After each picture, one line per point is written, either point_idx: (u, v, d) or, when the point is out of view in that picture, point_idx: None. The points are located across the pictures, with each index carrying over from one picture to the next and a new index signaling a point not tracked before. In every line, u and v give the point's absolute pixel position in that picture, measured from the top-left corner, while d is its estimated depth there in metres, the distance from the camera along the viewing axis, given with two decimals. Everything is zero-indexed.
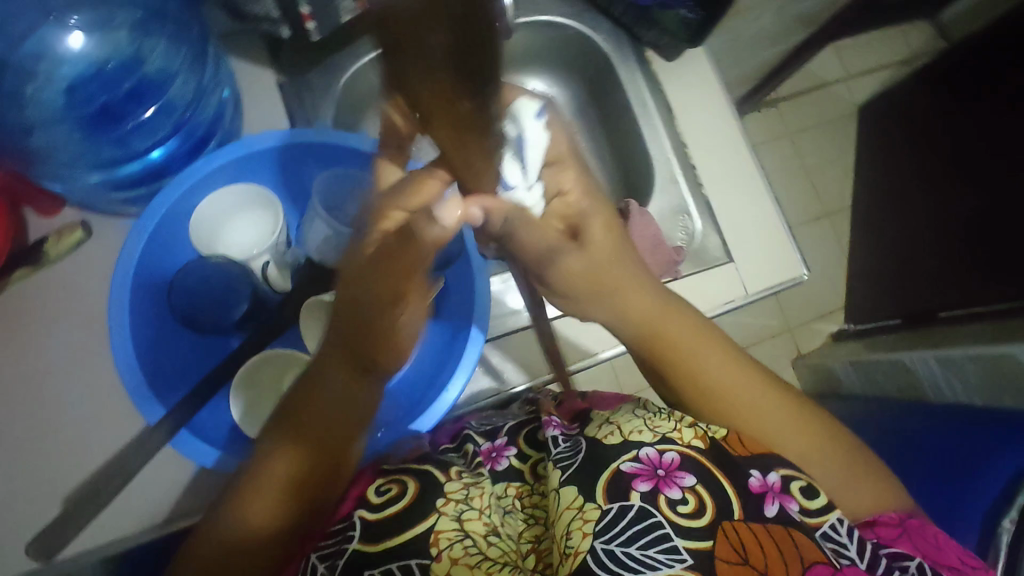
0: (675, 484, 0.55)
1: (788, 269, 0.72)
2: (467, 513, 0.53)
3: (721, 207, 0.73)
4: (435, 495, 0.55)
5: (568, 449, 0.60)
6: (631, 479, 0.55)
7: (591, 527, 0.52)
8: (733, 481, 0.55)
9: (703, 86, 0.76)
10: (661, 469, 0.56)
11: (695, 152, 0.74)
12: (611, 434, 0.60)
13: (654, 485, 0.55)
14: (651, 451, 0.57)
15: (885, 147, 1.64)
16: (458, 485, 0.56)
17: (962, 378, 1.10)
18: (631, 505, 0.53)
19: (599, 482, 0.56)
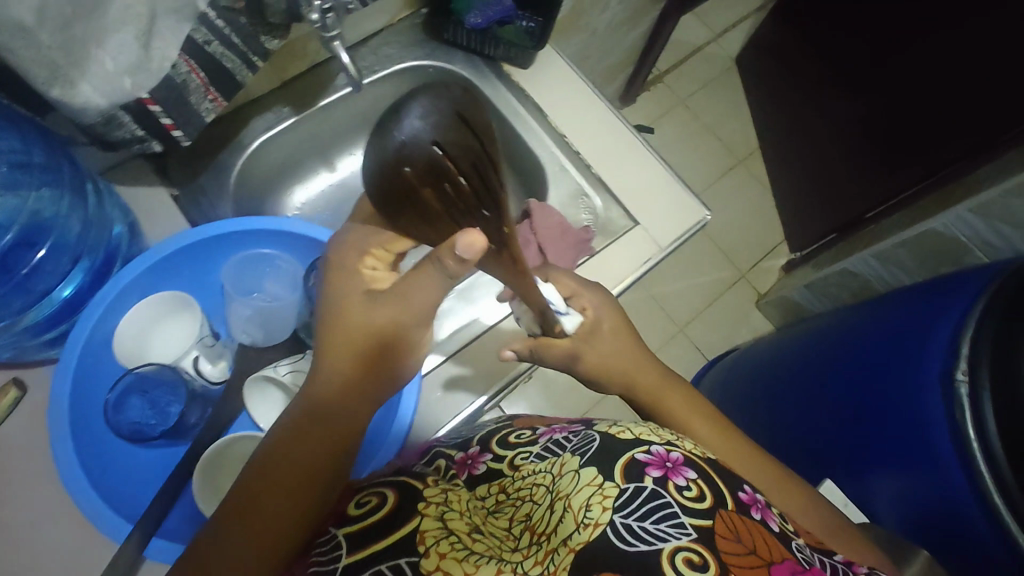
0: (683, 473, 0.56)
1: (692, 215, 0.76)
2: (448, 513, 0.48)
3: (613, 179, 0.77)
4: (416, 497, 0.49)
5: (579, 443, 0.62)
6: (645, 466, 0.56)
7: (610, 503, 0.53)
8: (729, 488, 0.55)
9: (562, 80, 0.82)
10: (669, 462, 0.56)
11: (574, 139, 0.79)
12: (623, 430, 0.61)
13: (664, 473, 0.55)
14: (661, 447, 0.58)
15: (769, 86, 1.75)
16: (434, 489, 0.52)
17: (901, 264, 1.17)
18: (645, 487, 0.54)
19: (615, 465, 0.56)
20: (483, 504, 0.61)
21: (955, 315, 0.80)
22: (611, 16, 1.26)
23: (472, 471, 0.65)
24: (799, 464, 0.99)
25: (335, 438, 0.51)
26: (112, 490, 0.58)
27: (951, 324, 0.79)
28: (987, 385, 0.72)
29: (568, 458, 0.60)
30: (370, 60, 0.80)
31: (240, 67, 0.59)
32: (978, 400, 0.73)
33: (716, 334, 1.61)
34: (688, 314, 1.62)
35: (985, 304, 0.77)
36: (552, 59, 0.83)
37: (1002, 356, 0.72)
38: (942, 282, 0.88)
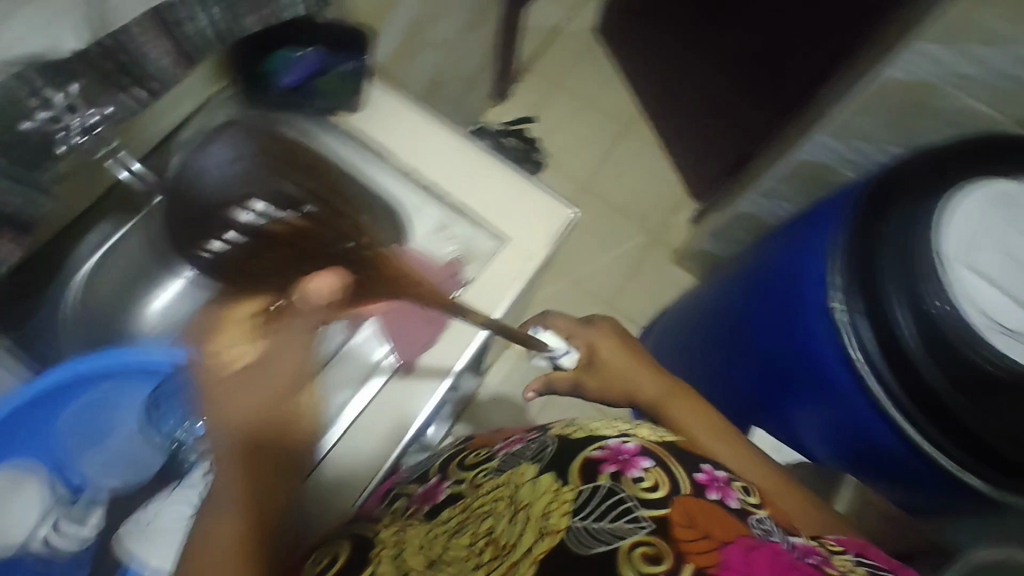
0: (636, 464, 0.54)
1: (557, 215, 0.74)
2: (400, 549, 0.57)
3: (469, 203, 0.75)
4: (369, 544, 0.59)
5: (537, 449, 0.63)
6: (598, 463, 0.55)
7: (570, 505, 0.51)
8: (687, 474, 0.56)
9: (396, 116, 0.79)
10: (624, 454, 0.57)
11: (420, 171, 0.76)
12: (580, 430, 0.64)
13: (618, 467, 0.54)
14: (614, 442, 0.59)
15: (632, 48, 1.76)
16: (389, 530, 0.61)
17: (786, 196, 1.18)
18: (602, 486, 0.52)
19: (572, 467, 0.56)
20: (446, 527, 0.57)
21: (830, 238, 0.78)
22: (452, 25, 1.23)
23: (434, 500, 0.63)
24: (732, 414, 0.99)
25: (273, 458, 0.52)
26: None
27: (828, 249, 0.77)
28: (859, 309, 0.73)
29: (528, 467, 0.60)
30: (182, 146, 0.75)
31: (17, 204, 0.55)
32: (858, 325, 0.72)
33: (644, 303, 1.61)
34: (612, 290, 1.62)
35: (850, 225, 0.77)
36: (380, 97, 0.80)
37: (870, 276, 0.72)
38: (821, 201, 0.86)
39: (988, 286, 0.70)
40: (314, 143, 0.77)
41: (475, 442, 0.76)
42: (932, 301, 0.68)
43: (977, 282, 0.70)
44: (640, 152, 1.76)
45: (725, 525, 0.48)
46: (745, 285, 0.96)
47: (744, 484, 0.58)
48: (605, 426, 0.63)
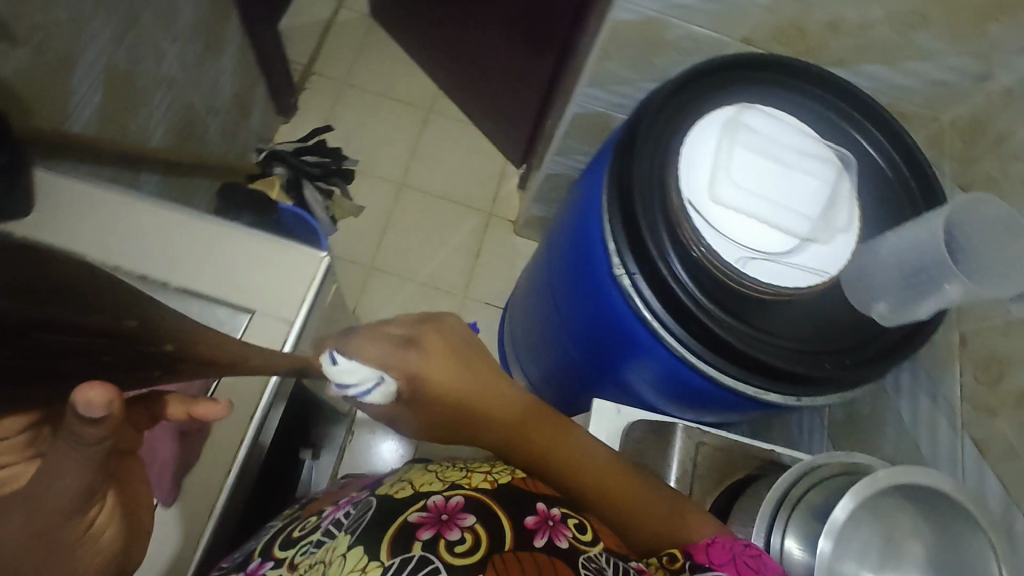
0: (456, 525, 0.52)
1: (307, 266, 0.67)
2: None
3: (199, 282, 0.65)
4: None
5: (357, 513, 0.58)
6: (417, 528, 0.52)
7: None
8: (512, 518, 0.54)
9: (81, 207, 0.66)
10: (445, 514, 0.53)
11: (129, 263, 0.64)
12: (425, 485, 0.62)
13: (436, 530, 0.51)
14: (438, 498, 0.56)
15: (410, 27, 1.67)
16: None
17: (578, 151, 1.17)
18: (415, 555, 0.49)
19: (385, 534, 0.52)
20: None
21: (599, 198, 0.74)
22: (178, 53, 1.10)
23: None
24: (579, 388, 0.98)
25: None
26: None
27: (599, 211, 0.74)
28: (637, 269, 0.70)
29: (342, 538, 0.54)
30: None
31: None
32: (637, 284, 0.70)
33: (495, 283, 1.56)
34: (460, 281, 1.56)
35: (609, 179, 0.73)
36: (62, 187, 0.67)
37: (633, 230, 0.69)
38: (593, 159, 0.83)
39: (746, 221, 0.70)
40: None
41: (304, 513, 0.67)
42: (691, 249, 0.67)
43: (730, 204, 0.70)
44: (449, 132, 1.69)
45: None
46: (554, 258, 0.93)
47: (579, 518, 0.58)
48: (433, 482, 0.61)
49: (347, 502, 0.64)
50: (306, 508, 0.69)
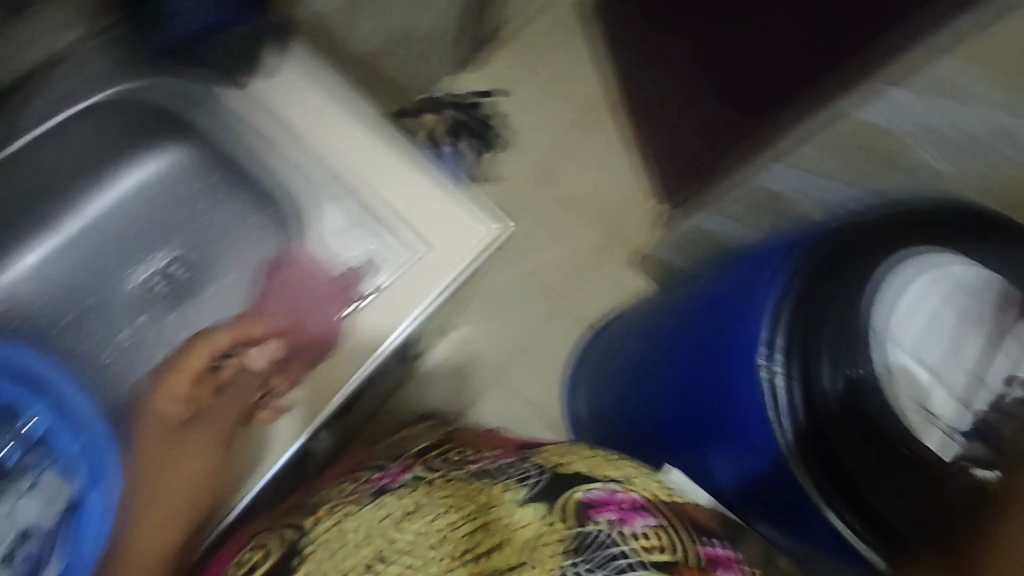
0: (637, 516, 0.57)
1: (480, 227, 0.81)
2: (357, 541, 0.59)
3: (397, 203, 0.84)
4: (305, 544, 0.62)
5: (525, 470, 0.67)
6: (596, 507, 0.57)
7: (568, 547, 0.54)
8: (692, 546, 0.57)
9: (332, 108, 0.86)
10: (625, 505, 0.58)
11: (350, 166, 0.85)
12: (601, 471, 0.65)
13: (618, 514, 0.57)
14: (616, 487, 0.61)
15: (613, 29, 1.58)
16: (327, 525, 0.63)
17: (743, 219, 1.18)
18: (599, 533, 0.55)
19: (560, 498, 0.59)
20: (399, 509, 0.63)
21: (774, 295, 0.74)
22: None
23: (386, 483, 0.69)
24: (641, 444, 0.97)
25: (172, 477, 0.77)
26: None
27: (767, 306, 0.73)
28: (796, 378, 0.70)
29: (513, 487, 0.63)
30: None
31: None
32: (793, 395, 0.70)
33: (588, 300, 1.54)
34: (557, 285, 1.54)
35: (800, 285, 0.73)
36: (337, 90, 0.86)
37: (812, 343, 0.70)
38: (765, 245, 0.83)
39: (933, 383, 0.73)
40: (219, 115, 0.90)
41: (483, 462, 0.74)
42: (856, 366, 0.68)
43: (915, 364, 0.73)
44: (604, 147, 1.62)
45: None
46: (670, 315, 0.91)
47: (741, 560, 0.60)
48: (611, 470, 0.65)
49: (505, 460, 0.73)
50: (467, 441, 0.90)
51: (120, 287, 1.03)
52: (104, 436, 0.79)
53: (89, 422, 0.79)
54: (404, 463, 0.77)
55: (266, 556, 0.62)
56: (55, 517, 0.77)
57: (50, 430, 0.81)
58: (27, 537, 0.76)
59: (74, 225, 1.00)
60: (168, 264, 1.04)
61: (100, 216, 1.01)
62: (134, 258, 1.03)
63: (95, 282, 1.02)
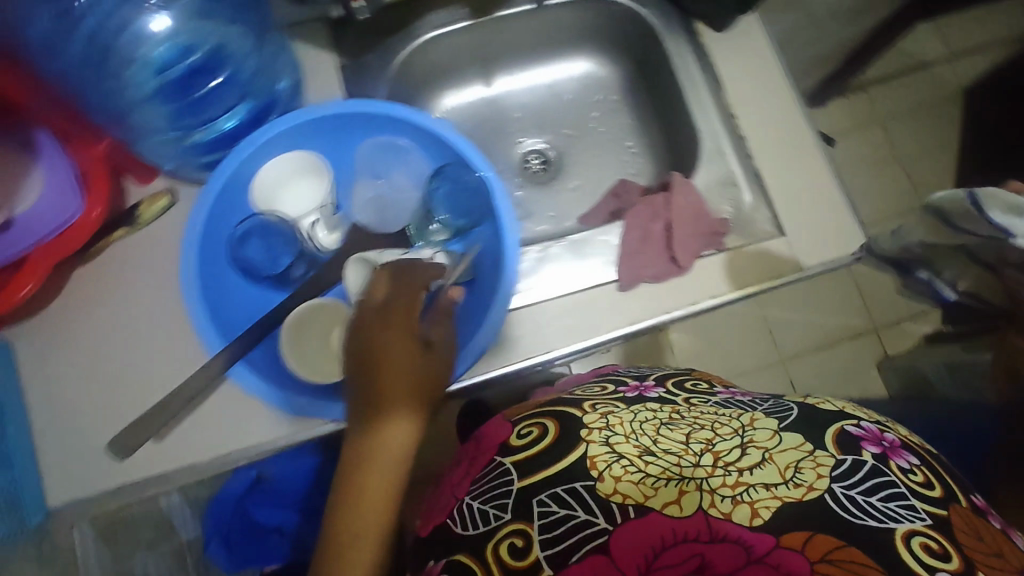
0: (905, 455, 0.47)
1: (846, 244, 0.66)
2: (614, 438, 0.52)
3: (773, 179, 0.69)
4: (577, 427, 0.53)
5: (773, 408, 0.54)
6: (860, 439, 0.48)
7: (828, 471, 0.46)
8: (963, 490, 0.47)
9: (755, 53, 0.72)
10: (887, 441, 0.48)
11: (743, 117, 0.71)
12: (825, 402, 0.54)
13: (884, 451, 0.47)
14: (872, 425, 0.50)
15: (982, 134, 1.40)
16: (595, 415, 0.54)
17: None
18: (864, 461, 0.46)
19: (825, 435, 0.49)
20: (655, 415, 0.54)
21: None
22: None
23: (642, 394, 0.58)
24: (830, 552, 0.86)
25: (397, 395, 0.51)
26: (226, 323, 0.56)
27: None
28: None
29: (761, 416, 0.53)
30: None
31: None
32: None
33: (824, 391, 1.24)
34: (804, 349, 1.25)
35: None
36: (756, 28, 0.72)
37: None
38: None
39: None
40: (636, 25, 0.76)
41: (699, 373, 0.66)
42: None
43: None
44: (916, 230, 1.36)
45: (1003, 550, 0.44)
46: None
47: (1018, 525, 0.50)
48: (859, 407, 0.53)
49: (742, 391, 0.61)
50: (704, 375, 0.66)
51: (501, 153, 0.85)
52: (497, 180, 0.56)
53: (482, 171, 0.55)
54: (641, 377, 0.63)
55: (543, 434, 0.54)
56: (454, 279, 0.59)
57: (440, 164, 0.60)
58: (433, 292, 0.58)
59: (479, 75, 0.83)
60: (547, 147, 0.85)
61: (501, 53, 0.82)
62: (459, 79, 0.82)
63: (486, 122, 0.85)
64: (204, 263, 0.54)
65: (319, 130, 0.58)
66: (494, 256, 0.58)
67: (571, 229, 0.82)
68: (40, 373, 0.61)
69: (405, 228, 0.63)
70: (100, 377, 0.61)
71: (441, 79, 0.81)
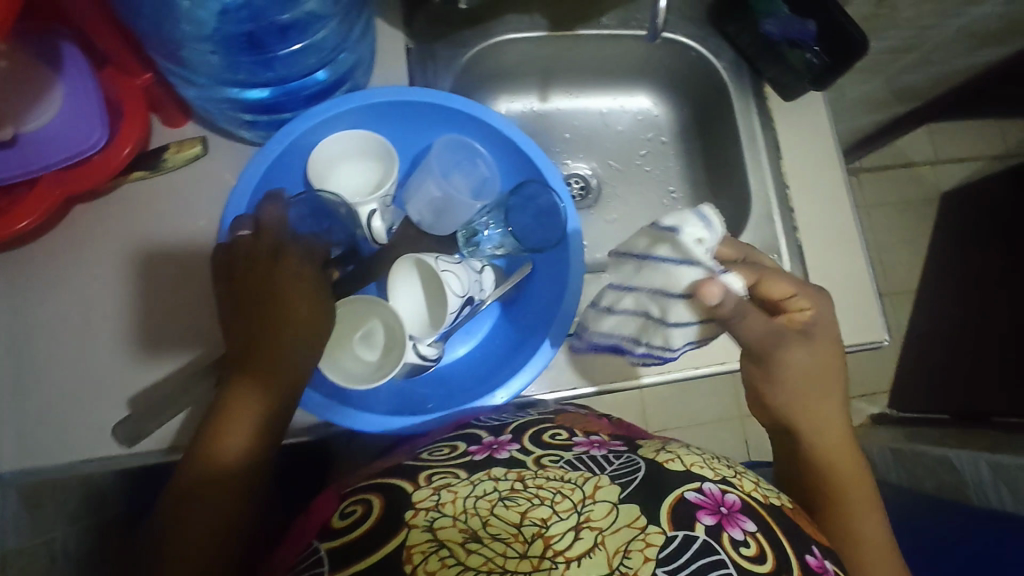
0: (738, 525, 0.46)
1: (869, 332, 0.69)
2: (440, 521, 0.44)
3: (812, 255, 0.70)
4: (403, 506, 0.46)
5: (624, 466, 0.50)
6: (697, 508, 0.47)
7: (655, 553, 0.44)
8: (794, 552, 0.47)
9: (815, 128, 0.74)
10: (725, 508, 0.47)
11: (795, 190, 0.72)
12: (673, 460, 0.52)
13: (718, 522, 0.46)
14: (714, 487, 0.49)
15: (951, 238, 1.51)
16: (426, 493, 0.47)
17: None
18: (696, 537, 0.45)
19: (664, 506, 0.46)
20: (496, 487, 0.47)
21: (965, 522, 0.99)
22: (863, 87, 1.13)
23: (492, 456, 0.50)
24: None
25: (278, 364, 0.46)
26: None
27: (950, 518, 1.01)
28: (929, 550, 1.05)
29: (606, 480, 0.49)
30: (628, 9, 0.72)
31: None
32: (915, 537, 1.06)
33: None
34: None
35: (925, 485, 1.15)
36: (818, 105, 0.74)
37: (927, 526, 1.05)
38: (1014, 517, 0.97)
39: None
40: (707, 74, 0.77)
41: (563, 417, 0.59)
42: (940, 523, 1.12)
43: None
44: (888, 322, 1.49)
45: None
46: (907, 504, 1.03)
47: None
48: (704, 466, 0.52)
49: (603, 437, 0.56)
50: (571, 419, 0.59)
51: None
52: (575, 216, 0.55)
53: (564, 201, 0.54)
54: (499, 426, 0.55)
55: (365, 514, 0.45)
56: (494, 296, 0.58)
57: (514, 182, 0.58)
58: (476, 303, 0.56)
59: (537, 88, 0.81)
60: (590, 175, 0.84)
61: (568, 71, 0.79)
62: (517, 86, 0.79)
63: (533, 136, 0.83)
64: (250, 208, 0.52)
65: (394, 116, 0.55)
66: (551, 285, 0.58)
67: (601, 262, 0.81)
68: (21, 315, 0.54)
69: (457, 233, 0.59)
70: (90, 330, 0.54)
71: (500, 82, 0.78)
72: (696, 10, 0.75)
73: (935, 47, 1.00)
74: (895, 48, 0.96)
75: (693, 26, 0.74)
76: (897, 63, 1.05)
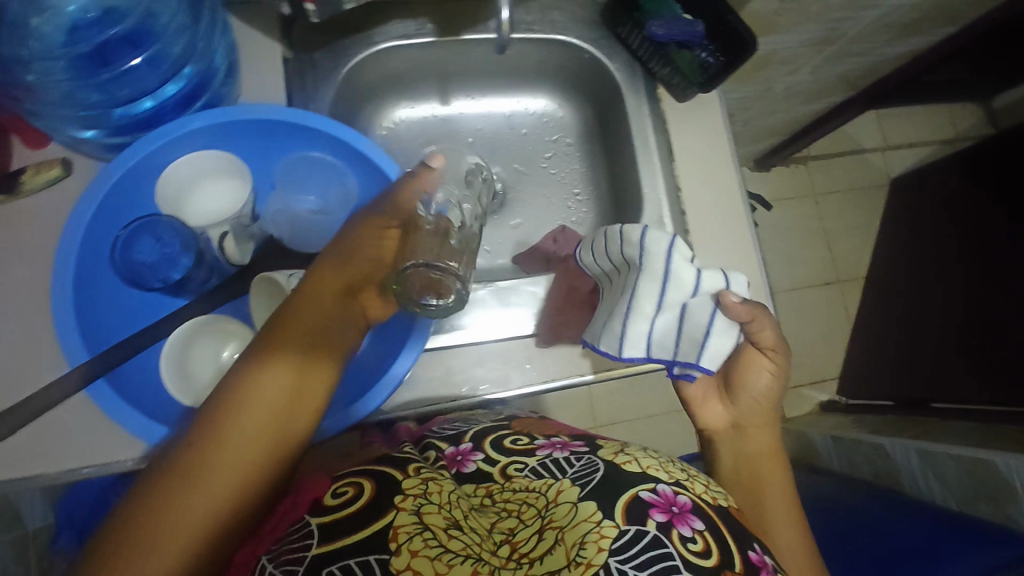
0: (688, 522, 0.47)
1: None
2: (427, 507, 0.46)
3: (702, 257, 0.70)
4: (394, 490, 0.47)
5: (583, 468, 0.53)
6: (649, 506, 0.48)
7: (608, 544, 0.45)
8: (737, 544, 0.48)
9: (710, 129, 0.73)
10: (676, 507, 0.48)
11: (687, 194, 0.71)
12: (631, 461, 0.53)
13: (669, 519, 0.47)
14: (668, 488, 0.50)
15: (895, 225, 1.52)
16: (415, 481, 0.49)
17: (939, 476, 1.07)
18: (646, 531, 0.46)
19: (618, 502, 0.48)
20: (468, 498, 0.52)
21: (893, 515, 1.04)
22: (790, 79, 1.12)
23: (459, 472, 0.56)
24: None
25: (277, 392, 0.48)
26: (98, 328, 0.51)
27: (890, 503, 1.09)
28: None
29: (568, 485, 0.51)
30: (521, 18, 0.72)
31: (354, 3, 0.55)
32: None
33: None
34: None
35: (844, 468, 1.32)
36: (712, 105, 0.73)
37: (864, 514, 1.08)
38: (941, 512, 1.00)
39: None
40: (604, 75, 0.76)
41: (519, 423, 0.64)
42: None
43: None
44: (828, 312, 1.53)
45: None
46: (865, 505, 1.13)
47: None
48: (663, 467, 0.53)
49: (562, 440, 0.58)
50: (527, 424, 0.64)
51: None
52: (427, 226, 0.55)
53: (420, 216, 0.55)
54: (456, 437, 0.61)
55: (358, 493, 0.47)
56: None
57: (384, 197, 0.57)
58: None
59: (437, 92, 0.80)
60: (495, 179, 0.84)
61: (465, 75, 0.79)
62: (414, 92, 0.79)
63: (435, 140, 0.83)
64: (89, 236, 0.50)
65: (251, 133, 0.54)
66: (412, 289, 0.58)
67: (507, 268, 0.81)
68: None
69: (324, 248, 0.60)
70: None
71: (395, 87, 0.77)
72: (587, 12, 0.74)
73: (852, 39, 1.00)
74: (811, 39, 0.96)
75: (585, 28, 0.74)
76: (821, 54, 1.04)
